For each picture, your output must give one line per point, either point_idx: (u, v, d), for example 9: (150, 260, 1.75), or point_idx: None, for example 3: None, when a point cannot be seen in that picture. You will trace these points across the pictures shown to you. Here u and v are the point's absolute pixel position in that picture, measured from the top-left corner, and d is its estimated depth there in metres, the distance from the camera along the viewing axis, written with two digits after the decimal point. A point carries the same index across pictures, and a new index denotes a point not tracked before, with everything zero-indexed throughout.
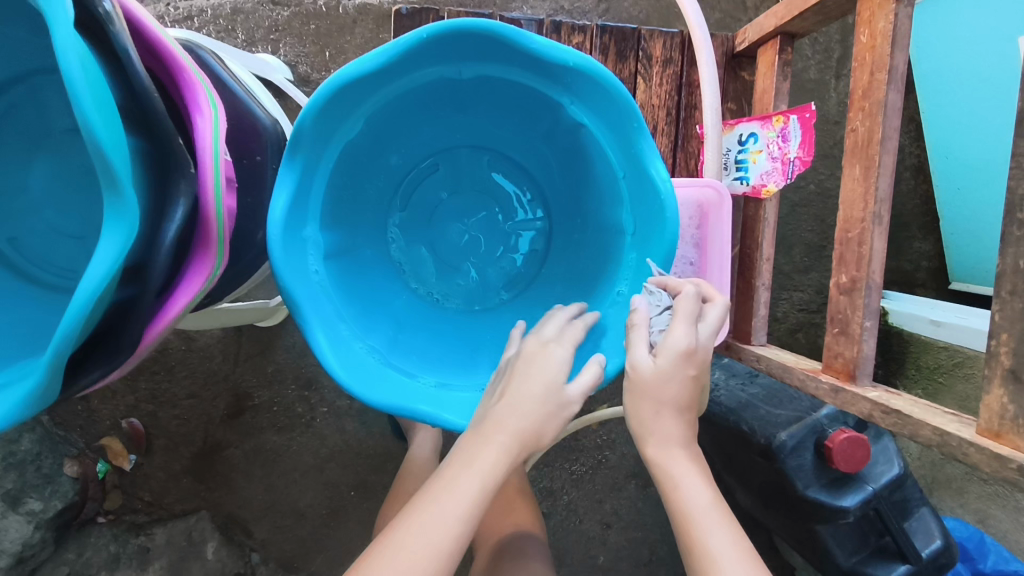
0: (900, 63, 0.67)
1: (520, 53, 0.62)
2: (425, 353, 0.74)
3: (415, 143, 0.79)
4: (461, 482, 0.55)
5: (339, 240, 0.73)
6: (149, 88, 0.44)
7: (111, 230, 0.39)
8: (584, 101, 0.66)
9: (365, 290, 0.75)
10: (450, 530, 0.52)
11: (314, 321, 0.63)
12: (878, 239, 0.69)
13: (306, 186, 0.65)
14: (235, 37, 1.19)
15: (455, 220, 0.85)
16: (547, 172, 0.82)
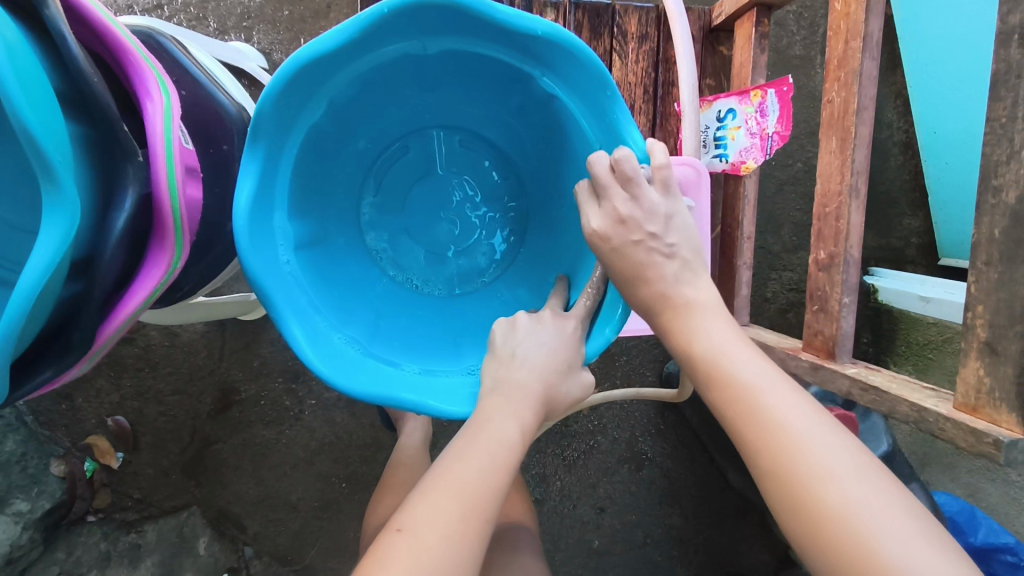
0: (875, 30, 0.65)
1: (487, 26, 0.60)
2: (407, 340, 0.74)
3: (384, 124, 0.78)
4: (500, 429, 0.58)
5: (309, 231, 0.71)
6: (88, 72, 0.42)
7: (51, 222, 0.38)
8: (558, 75, 0.64)
9: (339, 279, 0.73)
10: (499, 469, 0.56)
11: (291, 317, 0.62)
12: (856, 214, 0.68)
13: (270, 176, 0.63)
14: (206, 25, 1.16)
15: (431, 203, 0.83)
16: (521, 149, 0.81)
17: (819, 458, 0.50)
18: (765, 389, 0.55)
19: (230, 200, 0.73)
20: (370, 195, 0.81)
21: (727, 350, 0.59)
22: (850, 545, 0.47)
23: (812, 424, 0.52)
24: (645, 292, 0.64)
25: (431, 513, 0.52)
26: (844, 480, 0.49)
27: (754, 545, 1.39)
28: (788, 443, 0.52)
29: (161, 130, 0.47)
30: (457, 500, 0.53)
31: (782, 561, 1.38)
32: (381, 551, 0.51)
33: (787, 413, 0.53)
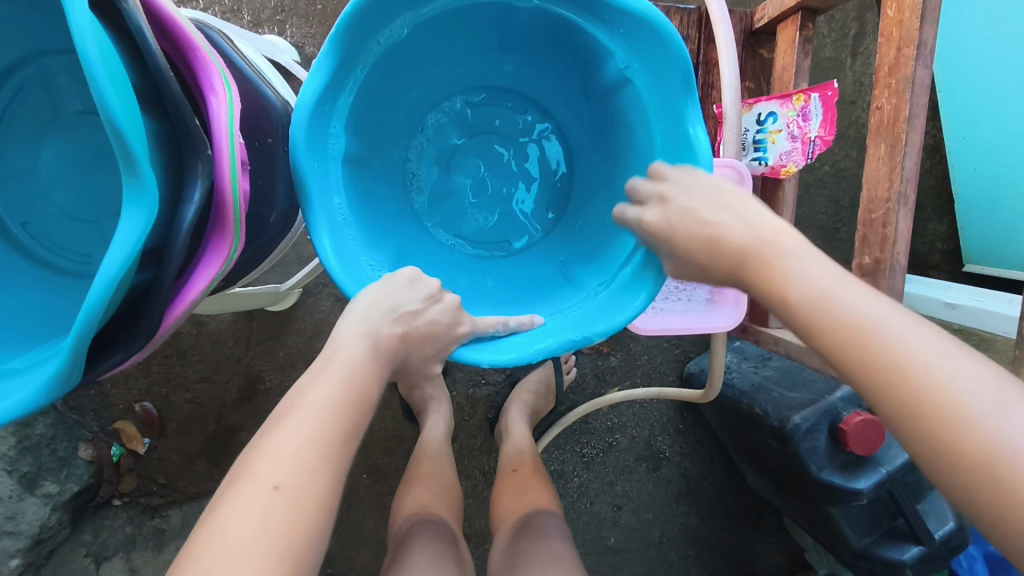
0: (930, 38, 0.64)
1: (657, 50, 0.65)
2: (371, 203, 0.76)
3: (473, 67, 0.83)
4: (361, 378, 0.58)
5: (389, 75, 0.74)
6: (163, 67, 0.43)
7: (131, 211, 0.39)
8: (668, 145, 0.69)
9: (375, 121, 0.77)
10: (353, 415, 0.56)
11: (321, 99, 0.64)
12: (903, 220, 0.68)
13: (340, 81, 0.66)
14: (241, 17, 1.17)
15: (480, 145, 0.91)
16: (584, 179, 0.88)
17: (968, 397, 0.44)
18: (881, 326, 0.49)
19: (274, 192, 0.74)
20: (439, 111, 0.88)
21: (827, 290, 0.52)
22: (924, 394, 0.45)
23: (940, 353, 0.46)
24: (736, 236, 0.59)
25: (282, 460, 0.50)
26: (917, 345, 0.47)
27: (770, 547, 1.39)
28: (924, 386, 0.45)
29: (226, 125, 0.48)
30: (311, 445, 0.51)
31: (798, 563, 1.39)
32: (224, 499, 0.48)
33: (915, 345, 0.47)
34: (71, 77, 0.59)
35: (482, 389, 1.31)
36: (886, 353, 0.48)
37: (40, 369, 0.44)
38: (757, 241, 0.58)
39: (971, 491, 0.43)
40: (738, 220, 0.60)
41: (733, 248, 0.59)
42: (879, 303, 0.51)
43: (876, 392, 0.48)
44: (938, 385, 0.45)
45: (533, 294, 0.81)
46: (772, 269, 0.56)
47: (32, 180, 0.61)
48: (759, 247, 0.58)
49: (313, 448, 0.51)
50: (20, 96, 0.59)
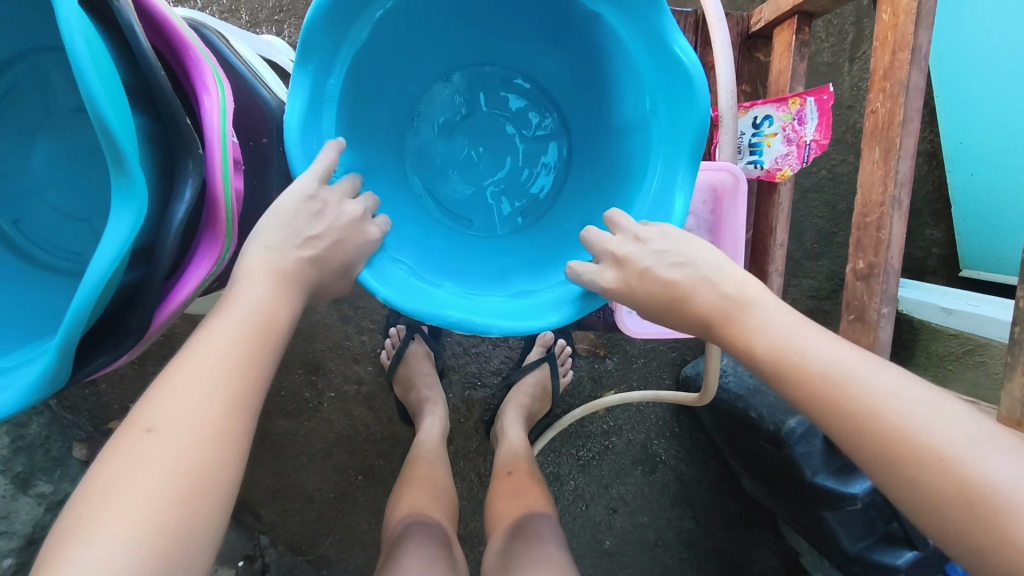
0: (924, 42, 0.64)
1: (656, 26, 0.63)
2: (367, 164, 0.75)
3: (478, 40, 0.83)
4: (262, 314, 0.55)
5: (387, 38, 0.71)
6: (155, 65, 0.43)
7: (121, 209, 0.39)
8: (665, 124, 0.67)
9: (373, 82, 0.75)
10: (255, 349, 0.53)
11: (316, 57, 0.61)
12: (898, 224, 0.68)
13: (335, 42, 0.63)
14: (239, 18, 1.17)
15: (476, 120, 0.90)
16: (583, 158, 0.86)
17: (950, 443, 0.45)
18: (854, 376, 0.49)
19: (268, 192, 0.74)
20: (441, 83, 0.88)
21: (792, 335, 0.53)
22: (896, 438, 0.46)
23: (911, 399, 0.47)
24: (705, 297, 0.58)
25: (178, 402, 0.47)
26: (887, 391, 0.48)
27: (765, 551, 1.39)
28: (898, 437, 0.46)
29: (218, 124, 0.48)
30: (209, 387, 0.48)
31: (793, 566, 1.39)
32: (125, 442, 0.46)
33: (891, 396, 0.48)
34: (64, 75, 0.59)
35: (478, 391, 1.30)
36: (855, 407, 0.48)
37: (28, 368, 0.43)
38: (730, 301, 0.57)
39: (954, 527, 0.44)
40: (702, 277, 0.59)
41: (699, 303, 0.59)
42: (838, 347, 0.51)
43: (851, 441, 0.49)
44: (908, 433, 0.46)
45: (524, 264, 0.79)
46: (746, 331, 0.55)
47: (24, 178, 0.61)
48: (731, 303, 0.57)
49: (212, 393, 0.48)
50: (12, 94, 0.59)
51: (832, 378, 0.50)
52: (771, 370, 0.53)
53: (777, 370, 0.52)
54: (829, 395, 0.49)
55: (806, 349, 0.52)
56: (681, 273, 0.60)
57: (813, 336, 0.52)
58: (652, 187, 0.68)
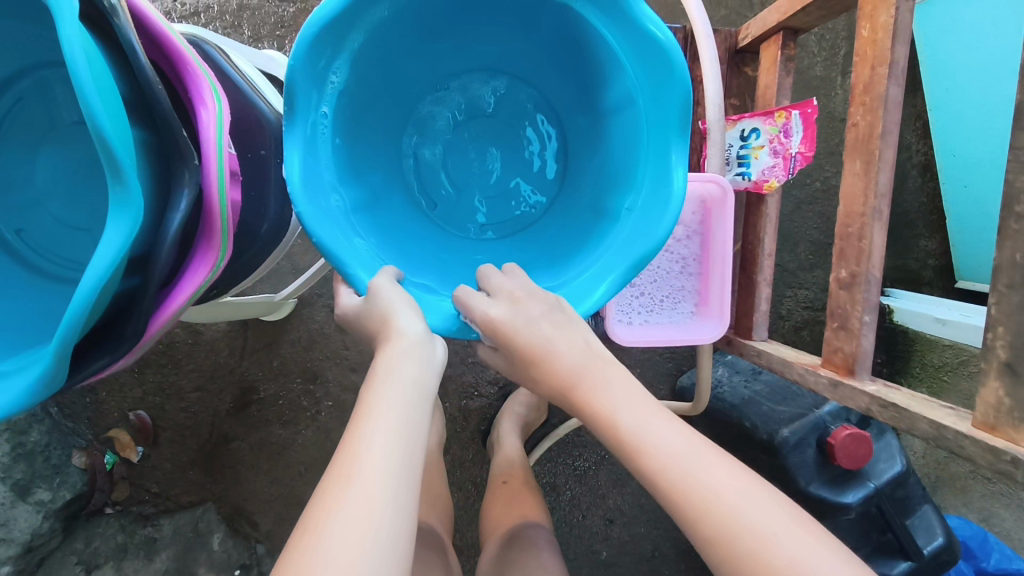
0: (901, 58, 0.66)
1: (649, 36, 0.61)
2: (362, 164, 0.71)
3: (505, 47, 0.76)
4: (410, 391, 0.52)
5: (399, 36, 0.68)
6: (153, 80, 0.44)
7: (117, 219, 0.40)
8: (654, 150, 0.64)
9: (385, 78, 0.72)
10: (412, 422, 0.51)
11: (327, 44, 0.60)
12: (879, 234, 0.70)
13: (345, 32, 0.61)
14: (241, 32, 1.20)
15: (484, 119, 0.82)
16: (574, 182, 0.80)
17: (763, 530, 0.48)
18: (684, 459, 0.52)
19: (266, 203, 0.75)
20: (464, 73, 0.80)
21: (640, 425, 0.54)
22: (726, 531, 0.48)
23: (732, 484, 0.50)
24: (568, 357, 0.58)
25: (372, 493, 0.45)
26: (717, 484, 0.50)
27: None
28: (722, 522, 0.49)
29: (214, 136, 0.50)
30: (394, 469, 0.47)
31: None
32: (332, 502, 0.45)
33: (716, 482, 0.50)
34: (67, 89, 0.62)
35: (474, 401, 1.31)
36: (685, 491, 0.50)
37: (26, 370, 0.44)
38: (589, 372, 0.58)
39: None
40: (578, 342, 0.59)
41: (562, 371, 0.58)
42: (679, 436, 0.54)
43: (679, 519, 0.51)
44: (731, 519, 0.48)
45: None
46: (594, 402, 0.57)
47: (28, 188, 0.63)
48: (582, 371, 0.58)
49: (400, 473, 0.47)
50: (18, 106, 0.62)
51: (673, 471, 0.51)
52: (624, 454, 0.55)
53: (630, 456, 0.54)
54: (674, 487, 0.51)
55: (656, 439, 0.53)
56: (549, 333, 0.58)
57: (660, 426, 0.54)
58: (630, 206, 0.65)
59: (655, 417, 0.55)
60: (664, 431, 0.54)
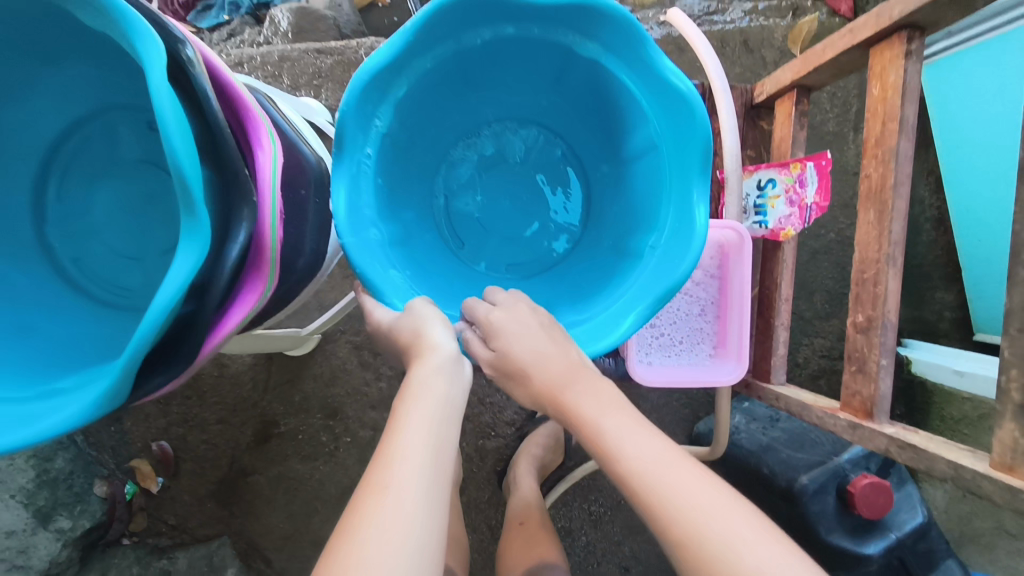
0: (911, 114, 0.69)
1: (669, 87, 0.64)
2: (398, 203, 0.75)
3: (536, 99, 0.82)
4: (440, 407, 0.55)
5: (436, 87, 0.73)
6: (223, 124, 0.49)
7: (186, 248, 0.44)
8: (676, 193, 0.67)
9: (422, 125, 0.77)
10: (442, 436, 0.54)
11: (373, 91, 0.64)
12: (893, 280, 0.72)
13: (389, 80, 0.66)
14: (281, 82, 1.28)
15: (512, 165, 0.87)
16: (598, 225, 0.84)
17: (729, 542, 0.49)
18: (656, 471, 0.54)
19: (304, 239, 0.78)
20: (497, 122, 0.85)
21: (620, 437, 0.56)
22: (696, 544, 0.50)
23: (704, 497, 0.52)
24: (557, 362, 0.60)
25: (403, 506, 0.48)
26: (690, 500, 0.52)
27: None
28: (692, 532, 0.50)
29: (270, 175, 0.54)
30: (423, 483, 0.50)
31: None
32: (365, 513, 0.47)
33: (690, 494, 0.52)
34: (132, 129, 0.67)
35: (491, 441, 1.32)
36: (657, 500, 0.52)
37: (89, 387, 0.47)
38: (553, 381, 0.60)
39: None
40: (554, 352, 0.61)
41: (540, 376, 0.60)
42: (655, 450, 0.56)
43: (653, 525, 0.53)
44: (703, 529, 0.50)
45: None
46: (578, 411, 0.59)
47: (86, 220, 0.68)
48: (570, 377, 0.60)
49: (426, 487, 0.50)
50: (85, 145, 0.67)
51: (647, 483, 0.53)
52: (609, 470, 0.57)
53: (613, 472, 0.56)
54: (652, 499, 0.53)
55: (633, 455, 0.55)
56: (545, 344, 0.61)
57: (642, 439, 0.56)
58: (655, 243, 0.68)
59: (640, 432, 0.57)
60: (646, 444, 0.56)
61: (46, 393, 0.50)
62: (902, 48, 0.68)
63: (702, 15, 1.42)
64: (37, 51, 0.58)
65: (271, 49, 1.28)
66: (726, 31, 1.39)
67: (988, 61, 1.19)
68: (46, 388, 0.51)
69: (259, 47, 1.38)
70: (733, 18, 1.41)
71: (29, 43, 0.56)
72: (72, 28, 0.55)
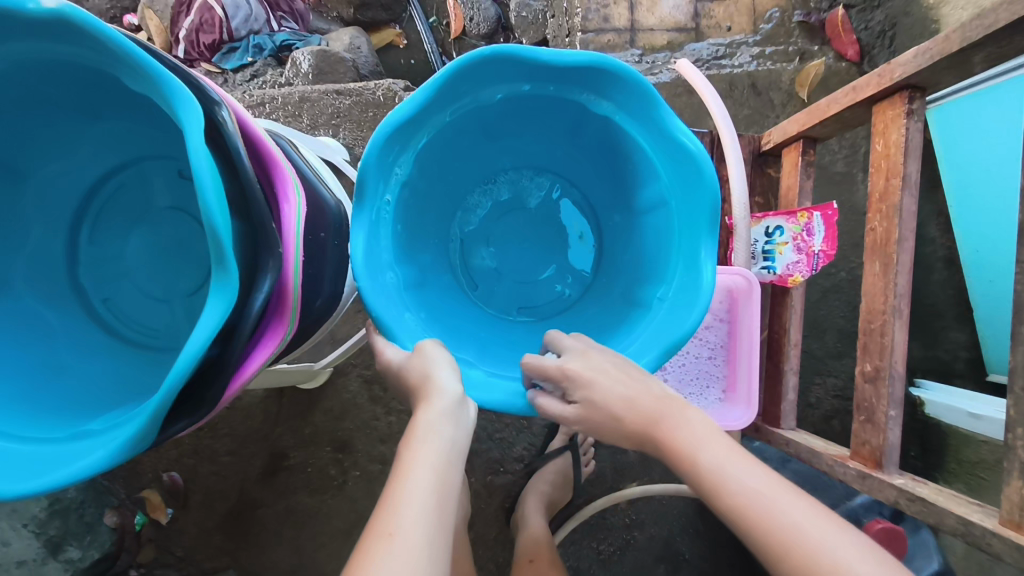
0: (914, 171, 0.71)
1: (677, 143, 0.67)
2: (415, 249, 0.78)
3: (551, 149, 0.84)
4: (443, 452, 0.56)
5: (452, 141, 0.76)
6: (252, 180, 0.51)
7: (216, 298, 0.46)
8: (685, 244, 0.68)
9: (438, 176, 0.79)
10: (445, 481, 0.55)
11: (391, 147, 0.67)
12: (899, 331, 0.73)
13: (409, 135, 0.68)
14: (301, 121, 1.32)
15: (527, 210, 0.90)
16: (609, 270, 0.86)
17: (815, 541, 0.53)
18: (767, 496, 0.56)
19: (322, 279, 0.79)
20: (513, 170, 0.88)
21: (721, 460, 0.59)
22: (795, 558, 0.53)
23: (823, 525, 0.54)
24: (647, 399, 0.63)
25: (413, 548, 0.49)
26: (780, 513, 0.55)
27: None
28: (805, 550, 0.53)
29: (293, 227, 0.56)
30: (427, 528, 0.51)
31: None
32: (370, 559, 0.48)
33: (804, 521, 0.55)
34: (164, 178, 0.70)
35: (500, 477, 1.31)
36: (777, 528, 0.55)
37: (116, 430, 0.49)
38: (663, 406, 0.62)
39: None
40: (642, 384, 0.63)
41: (644, 411, 0.62)
42: (753, 469, 0.59)
43: (757, 546, 0.56)
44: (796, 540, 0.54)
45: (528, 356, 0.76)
46: (677, 439, 0.61)
47: (118, 264, 0.71)
48: (665, 411, 0.63)
49: (432, 532, 0.51)
50: (119, 193, 0.71)
51: (749, 505, 0.56)
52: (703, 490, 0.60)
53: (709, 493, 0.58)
54: (767, 525, 0.55)
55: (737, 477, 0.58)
56: (622, 381, 0.63)
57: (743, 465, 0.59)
58: (663, 293, 0.70)
59: (733, 454, 0.60)
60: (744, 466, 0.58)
61: (75, 435, 0.52)
62: (904, 107, 0.70)
63: (711, 59, 1.46)
64: (80, 108, 0.61)
65: (291, 90, 1.33)
66: (734, 74, 1.43)
67: (985, 108, 1.21)
68: (76, 429, 0.53)
69: (280, 87, 1.43)
70: (742, 63, 1.44)
71: (76, 101, 0.60)
72: (118, 90, 0.59)
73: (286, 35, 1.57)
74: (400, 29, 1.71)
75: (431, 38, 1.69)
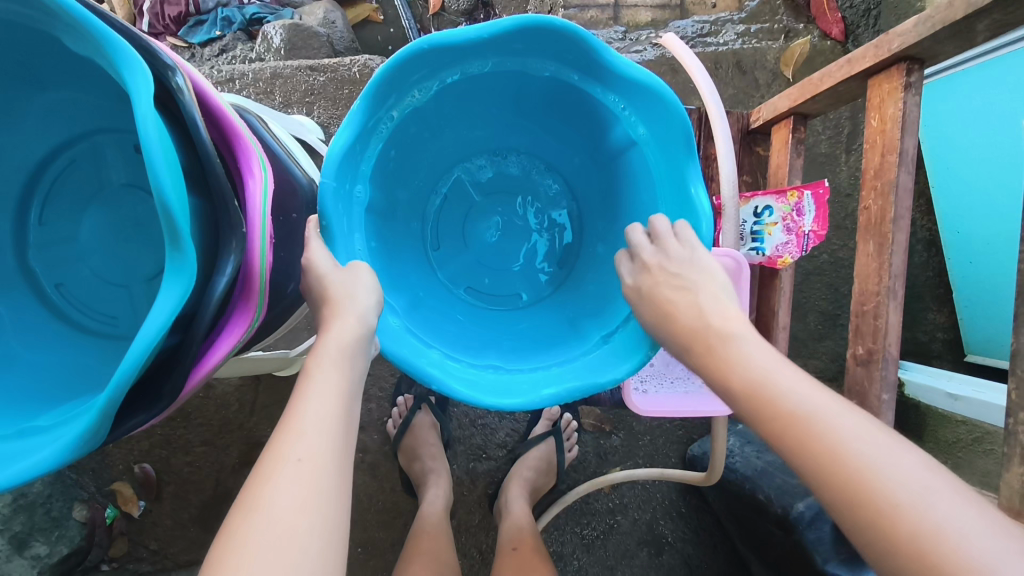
0: (911, 147, 0.69)
1: (660, 119, 0.65)
2: (393, 237, 0.77)
3: (526, 127, 0.83)
4: (346, 379, 0.55)
5: (426, 119, 0.74)
6: (211, 152, 0.47)
7: (171, 282, 0.42)
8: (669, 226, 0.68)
9: (415, 155, 0.78)
10: (344, 408, 0.54)
11: (364, 124, 0.65)
12: (893, 313, 0.71)
13: (383, 109, 0.67)
14: (272, 98, 1.26)
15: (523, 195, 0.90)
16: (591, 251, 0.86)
17: (864, 459, 0.45)
18: (816, 414, 0.48)
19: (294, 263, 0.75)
20: (524, 153, 0.88)
21: (763, 373, 0.52)
22: (865, 491, 0.44)
23: (881, 448, 0.45)
24: (685, 317, 0.59)
25: (309, 472, 0.49)
26: (848, 434, 0.46)
27: None
28: (855, 470, 0.44)
29: (259, 204, 0.52)
30: (322, 454, 0.50)
31: None
32: (267, 483, 0.47)
33: (850, 437, 0.46)
34: (118, 152, 0.66)
35: (483, 464, 1.29)
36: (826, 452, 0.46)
37: (67, 426, 0.45)
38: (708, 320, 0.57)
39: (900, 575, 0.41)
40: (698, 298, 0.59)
41: (684, 328, 0.58)
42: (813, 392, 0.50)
43: (806, 474, 0.47)
44: (862, 462, 0.45)
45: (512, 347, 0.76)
46: (719, 352, 0.55)
47: (71, 245, 0.66)
48: (710, 328, 0.57)
49: (327, 456, 0.50)
50: (71, 168, 0.66)
51: (805, 417, 0.48)
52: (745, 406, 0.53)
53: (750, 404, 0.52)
54: (822, 458, 0.46)
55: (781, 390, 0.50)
56: (679, 291, 0.60)
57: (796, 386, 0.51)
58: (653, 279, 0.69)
59: (780, 367, 0.52)
60: (794, 377, 0.51)
61: (23, 432, 0.48)
62: (902, 80, 0.68)
63: (696, 37, 1.44)
64: (25, 76, 0.57)
65: (263, 65, 1.27)
66: (719, 53, 1.40)
67: (965, 90, 1.21)
68: (24, 426, 0.49)
69: (252, 63, 1.37)
70: (726, 40, 1.42)
71: (19, 68, 0.55)
72: (66, 55, 0.54)
73: (257, 8, 1.49)
74: (377, 3, 1.65)
75: (409, 14, 1.62)
